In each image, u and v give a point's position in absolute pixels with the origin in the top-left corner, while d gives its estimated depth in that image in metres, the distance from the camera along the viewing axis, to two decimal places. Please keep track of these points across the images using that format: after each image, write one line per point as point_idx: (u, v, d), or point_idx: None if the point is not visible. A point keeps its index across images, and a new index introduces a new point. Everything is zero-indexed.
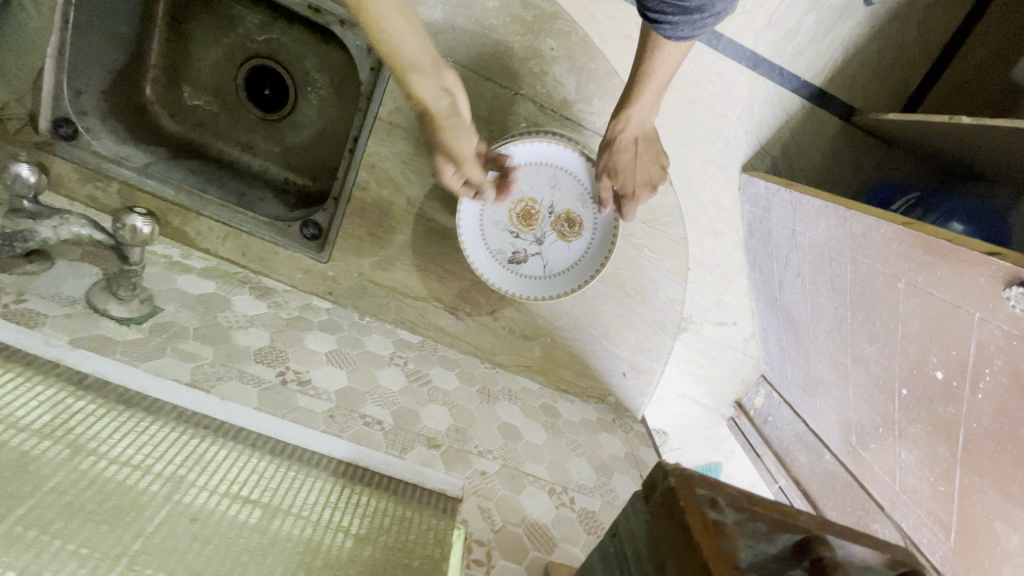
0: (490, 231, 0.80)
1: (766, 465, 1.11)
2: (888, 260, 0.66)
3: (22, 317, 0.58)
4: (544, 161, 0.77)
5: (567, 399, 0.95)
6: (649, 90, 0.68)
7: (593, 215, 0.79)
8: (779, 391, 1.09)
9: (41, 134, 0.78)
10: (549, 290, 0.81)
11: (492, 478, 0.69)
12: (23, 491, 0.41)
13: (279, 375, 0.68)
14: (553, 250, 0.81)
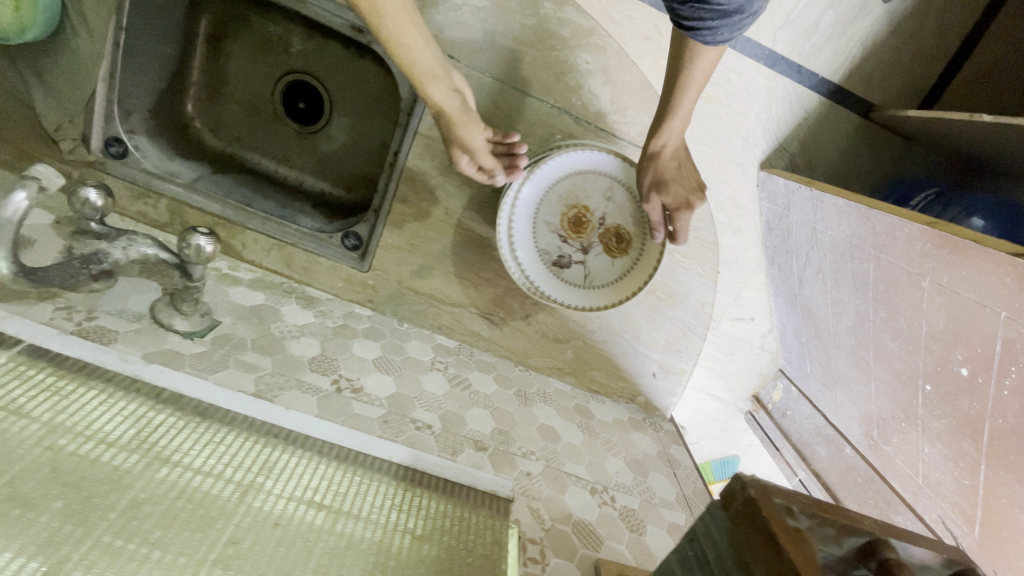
0: (540, 232, 0.83)
1: (785, 459, 1.11)
2: (912, 259, 0.71)
3: (96, 335, 0.61)
4: (604, 173, 0.81)
5: (598, 399, 0.97)
6: (688, 97, 0.71)
7: (641, 234, 0.83)
8: (797, 384, 1.08)
9: (93, 153, 0.81)
10: (588, 299, 0.84)
11: (537, 478, 0.73)
12: (120, 504, 0.45)
13: (333, 383, 0.72)
14: (597, 261, 0.85)
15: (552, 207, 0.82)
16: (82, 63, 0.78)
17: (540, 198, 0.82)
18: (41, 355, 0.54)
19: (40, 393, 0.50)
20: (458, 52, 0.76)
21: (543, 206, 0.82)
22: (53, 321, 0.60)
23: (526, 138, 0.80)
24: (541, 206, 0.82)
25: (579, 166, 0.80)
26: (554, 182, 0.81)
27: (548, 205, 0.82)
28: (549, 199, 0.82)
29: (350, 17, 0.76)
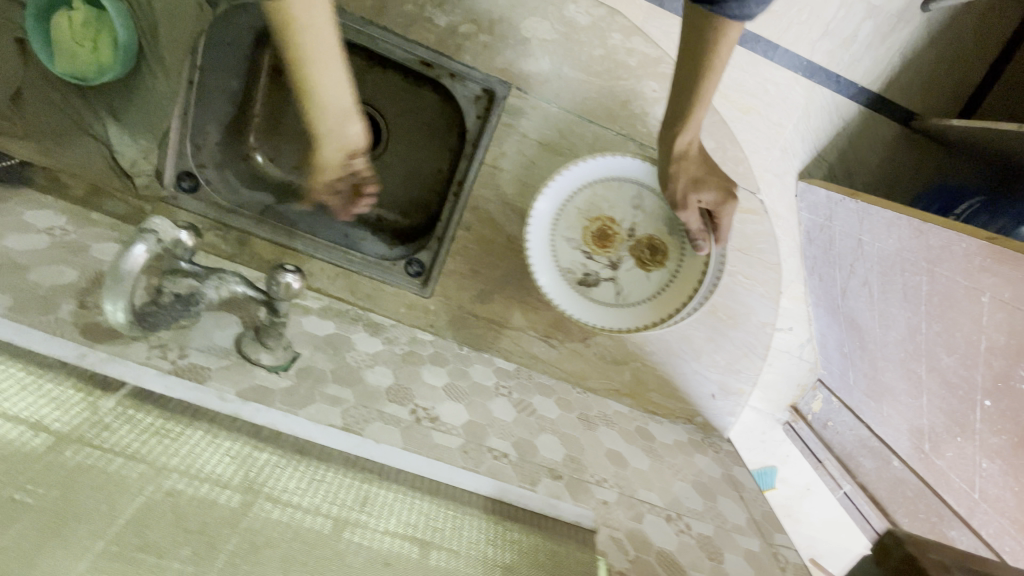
0: (561, 249, 0.81)
1: (829, 471, 1.08)
2: (971, 274, 0.74)
3: (192, 373, 0.62)
4: (629, 181, 0.81)
5: (657, 421, 0.97)
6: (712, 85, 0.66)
7: (676, 244, 0.81)
8: (839, 395, 1.04)
9: (166, 187, 0.84)
10: (624, 315, 0.81)
11: (614, 506, 0.73)
12: (232, 543, 0.47)
13: (412, 414, 0.73)
14: (630, 277, 0.82)
15: (571, 221, 0.81)
16: (159, 101, 0.81)
17: (559, 210, 0.80)
18: (145, 398, 0.57)
19: (152, 436, 0.53)
20: (525, 84, 0.77)
21: (563, 221, 0.81)
22: (150, 360, 0.61)
23: None
24: (558, 220, 0.80)
25: (600, 176, 0.79)
26: (572, 194, 0.80)
27: (568, 218, 0.81)
28: (569, 212, 0.81)
29: (421, 53, 0.75)
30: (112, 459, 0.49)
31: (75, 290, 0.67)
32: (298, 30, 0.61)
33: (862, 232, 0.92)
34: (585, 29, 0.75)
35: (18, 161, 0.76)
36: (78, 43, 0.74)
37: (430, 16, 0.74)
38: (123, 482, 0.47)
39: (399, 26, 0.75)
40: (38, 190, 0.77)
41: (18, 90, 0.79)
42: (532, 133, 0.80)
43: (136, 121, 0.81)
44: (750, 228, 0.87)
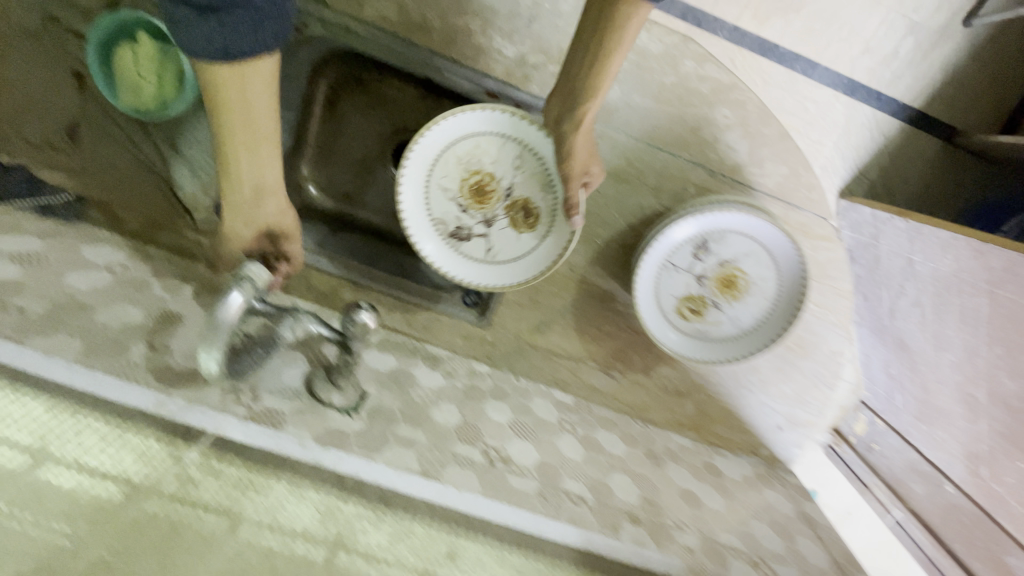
0: (435, 197, 0.79)
1: (875, 497, 0.96)
2: None
3: (268, 419, 0.61)
4: (510, 138, 0.77)
5: (721, 454, 0.93)
6: (619, 54, 0.65)
7: (548, 208, 0.79)
8: (884, 419, 0.94)
9: (222, 219, 0.81)
10: (490, 274, 0.79)
11: (695, 552, 0.74)
12: None
13: (484, 454, 0.70)
14: (502, 236, 0.80)
15: (449, 170, 0.78)
16: None
17: (434, 160, 0.77)
18: None
19: None
20: (592, 113, 0.76)
21: (440, 168, 0.78)
22: (226, 406, 0.60)
23: (658, 192, 0.79)
24: (435, 166, 0.78)
25: (486, 129, 0.76)
26: (455, 141, 0.77)
27: (446, 167, 0.78)
28: (445, 161, 0.78)
29: (489, 84, 0.75)
30: None
31: (143, 330, 0.64)
32: (223, 103, 0.53)
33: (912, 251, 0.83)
34: (656, 58, 0.74)
35: (72, 196, 0.76)
36: (141, 75, 0.71)
37: (499, 47, 0.74)
38: None
39: (467, 58, 0.74)
40: (92, 224, 0.77)
41: (76, 123, 0.78)
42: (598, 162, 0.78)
43: (196, 155, 0.80)
44: (824, 254, 0.84)
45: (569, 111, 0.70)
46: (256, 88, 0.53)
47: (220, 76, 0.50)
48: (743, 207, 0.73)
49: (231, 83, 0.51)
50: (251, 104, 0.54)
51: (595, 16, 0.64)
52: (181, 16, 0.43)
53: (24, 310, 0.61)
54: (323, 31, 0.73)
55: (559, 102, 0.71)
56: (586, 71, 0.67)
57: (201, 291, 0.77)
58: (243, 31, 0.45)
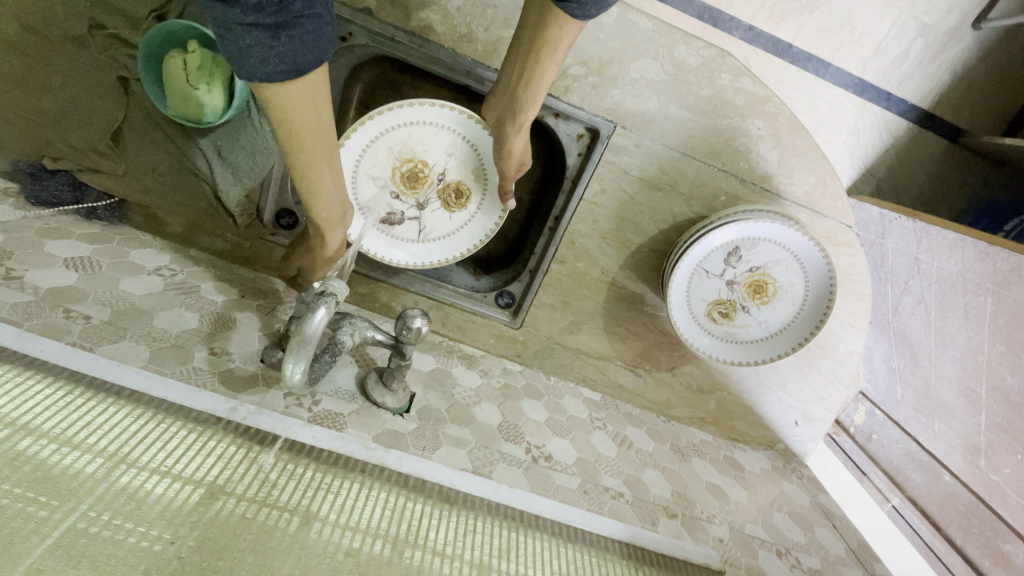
0: (366, 185, 0.80)
1: (874, 484, 0.98)
2: None
3: (328, 421, 0.65)
4: (444, 127, 0.79)
5: (740, 448, 0.99)
6: (553, 66, 0.66)
7: (480, 187, 0.83)
8: (882, 408, 0.98)
9: (265, 225, 0.84)
10: (427, 252, 0.84)
11: (729, 543, 0.78)
12: None
13: (528, 452, 0.74)
14: (435, 218, 0.84)
15: (379, 159, 0.79)
16: (265, 142, 0.80)
17: (366, 148, 0.78)
18: (301, 452, 0.58)
19: (315, 491, 0.54)
20: (630, 123, 0.78)
21: (371, 157, 0.78)
22: (289, 409, 0.64)
23: (689, 200, 0.82)
24: (365, 155, 0.78)
25: (419, 119, 0.77)
26: (384, 132, 0.77)
27: (377, 155, 0.79)
28: (377, 150, 0.79)
29: None
30: (285, 517, 0.50)
31: (201, 337, 0.69)
32: (296, 127, 0.53)
33: (919, 252, 0.88)
34: (694, 70, 0.76)
35: (116, 199, 0.79)
36: (191, 84, 0.71)
37: None
38: (303, 542, 0.48)
39: None
40: (136, 228, 0.80)
41: (119, 126, 0.78)
42: (633, 170, 0.81)
43: (238, 160, 0.80)
44: (846, 258, 0.88)
45: (510, 114, 0.71)
46: (319, 101, 0.53)
47: (285, 98, 0.49)
48: (778, 216, 0.77)
49: (300, 104, 0.51)
50: (320, 114, 0.54)
51: (533, 28, 0.64)
52: (251, 41, 0.42)
53: (89, 318, 0.64)
54: (367, 40, 0.74)
55: (502, 104, 0.73)
56: (522, 79, 0.68)
57: (246, 294, 0.79)
58: (307, 40, 0.45)
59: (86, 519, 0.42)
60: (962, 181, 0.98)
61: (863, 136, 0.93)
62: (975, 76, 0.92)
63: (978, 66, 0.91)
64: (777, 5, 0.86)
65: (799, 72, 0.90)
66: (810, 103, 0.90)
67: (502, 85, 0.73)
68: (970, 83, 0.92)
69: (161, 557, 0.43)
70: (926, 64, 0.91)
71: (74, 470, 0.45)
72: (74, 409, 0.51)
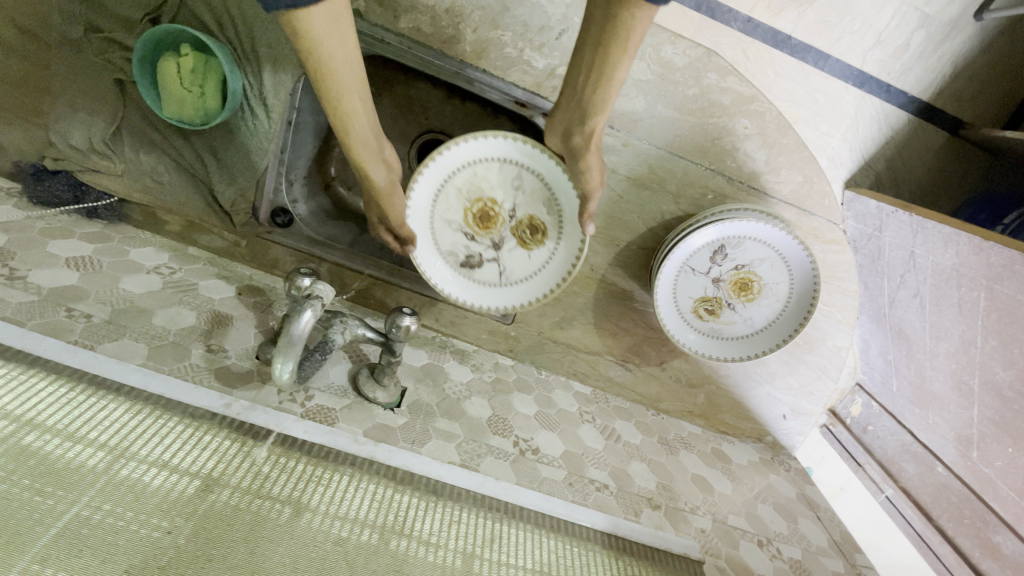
0: (442, 231, 0.82)
1: (867, 475, 1.00)
2: None
3: (320, 416, 0.67)
4: (507, 160, 0.80)
5: (729, 440, 1.01)
6: (625, 61, 0.65)
7: (553, 221, 0.82)
8: (880, 400, 0.99)
9: (261, 223, 0.86)
10: (507, 295, 0.83)
11: (711, 534, 0.80)
12: None
13: (515, 445, 0.77)
14: (513, 256, 0.83)
15: (451, 202, 0.81)
16: (259, 141, 0.80)
17: (437, 194, 0.80)
18: (293, 446, 0.60)
19: (306, 483, 0.57)
20: (617, 123, 0.79)
21: (443, 201, 0.81)
22: (282, 405, 0.67)
23: (677, 198, 0.83)
24: (437, 199, 0.81)
25: (482, 156, 0.79)
26: (452, 174, 0.80)
27: (449, 200, 0.81)
28: (449, 194, 0.81)
29: (517, 94, 0.78)
30: (276, 507, 0.53)
31: (199, 334, 0.71)
32: (324, 57, 0.58)
33: (914, 244, 0.82)
34: (681, 70, 0.76)
35: (115, 199, 0.79)
36: (186, 89, 0.73)
37: (529, 59, 0.76)
38: (294, 531, 0.51)
39: (497, 69, 0.77)
40: (136, 226, 0.80)
41: (118, 127, 0.80)
42: (622, 169, 0.82)
43: (233, 161, 0.81)
44: (833, 257, 0.92)
45: (580, 123, 0.71)
46: (344, 29, 0.58)
47: (314, 23, 0.54)
48: (763, 215, 0.79)
49: (328, 30, 0.56)
50: (346, 43, 0.59)
51: (600, 28, 0.64)
52: None
53: (90, 317, 0.67)
54: (356, 41, 0.76)
55: (569, 116, 0.73)
56: (593, 84, 0.68)
57: (243, 291, 0.81)
58: None
59: (88, 509, 0.45)
60: (962, 174, 0.97)
61: (862, 129, 0.92)
62: (976, 68, 0.90)
63: (980, 58, 0.90)
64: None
65: (798, 63, 0.87)
66: (809, 96, 0.89)
67: (565, 100, 0.73)
68: (971, 76, 0.91)
69: (158, 546, 0.45)
70: (927, 56, 0.88)
71: (77, 462, 0.48)
72: (76, 404, 0.54)
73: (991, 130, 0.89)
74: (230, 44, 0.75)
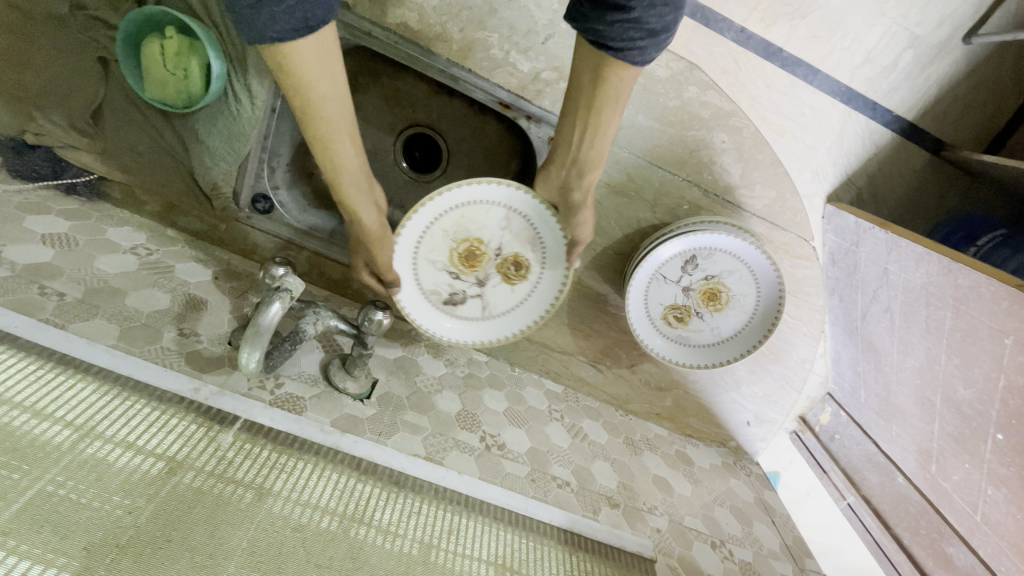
0: (428, 272, 0.82)
1: (833, 482, 1.05)
2: (996, 317, 0.70)
3: (289, 404, 0.68)
4: (496, 203, 0.80)
5: (693, 444, 1.04)
6: (615, 117, 0.67)
7: (539, 256, 0.83)
8: (848, 410, 1.03)
9: (241, 208, 0.85)
10: (493, 327, 0.86)
11: (667, 534, 0.83)
12: None
13: (482, 440, 0.79)
14: (497, 291, 0.85)
15: (437, 244, 0.82)
16: (241, 126, 0.80)
17: (423, 236, 0.81)
18: (259, 433, 0.62)
19: (269, 470, 0.58)
20: None
21: (428, 242, 0.81)
22: (251, 392, 0.67)
23: (654, 206, 0.85)
24: (423, 242, 0.81)
25: (470, 200, 0.79)
26: (439, 216, 0.80)
27: (434, 241, 0.82)
28: (435, 235, 0.81)
29: (501, 95, 0.79)
30: (238, 491, 0.54)
31: (173, 317, 0.72)
32: (310, 94, 0.55)
33: (889, 261, 0.85)
34: (664, 81, 0.78)
35: (94, 177, 0.80)
36: (169, 71, 0.72)
37: (515, 61, 0.77)
38: (254, 516, 0.53)
39: (483, 69, 0.78)
40: (113, 204, 0.81)
41: (98, 105, 0.80)
42: (601, 175, 0.83)
43: (214, 144, 0.81)
44: (801, 271, 0.93)
45: (575, 179, 0.73)
46: (332, 68, 0.55)
47: (301, 62, 0.52)
48: (734, 230, 0.81)
49: (317, 68, 0.53)
50: (334, 81, 0.56)
51: (587, 91, 0.65)
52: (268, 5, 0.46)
53: (63, 295, 0.67)
54: (344, 32, 0.76)
55: (563, 173, 0.75)
56: (585, 143, 0.70)
57: (220, 276, 0.81)
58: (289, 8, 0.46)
59: (52, 484, 0.46)
60: (940, 195, 1.00)
61: (845, 145, 0.94)
62: (960, 92, 0.93)
63: (965, 82, 0.92)
64: (770, 8, 0.84)
65: (787, 76, 0.88)
66: (797, 109, 0.90)
67: (556, 155, 0.75)
68: (955, 99, 0.93)
69: (118, 525, 0.46)
70: (914, 76, 0.91)
71: (43, 439, 0.49)
72: (43, 382, 0.54)
73: (971, 153, 0.91)
74: (214, 27, 0.75)
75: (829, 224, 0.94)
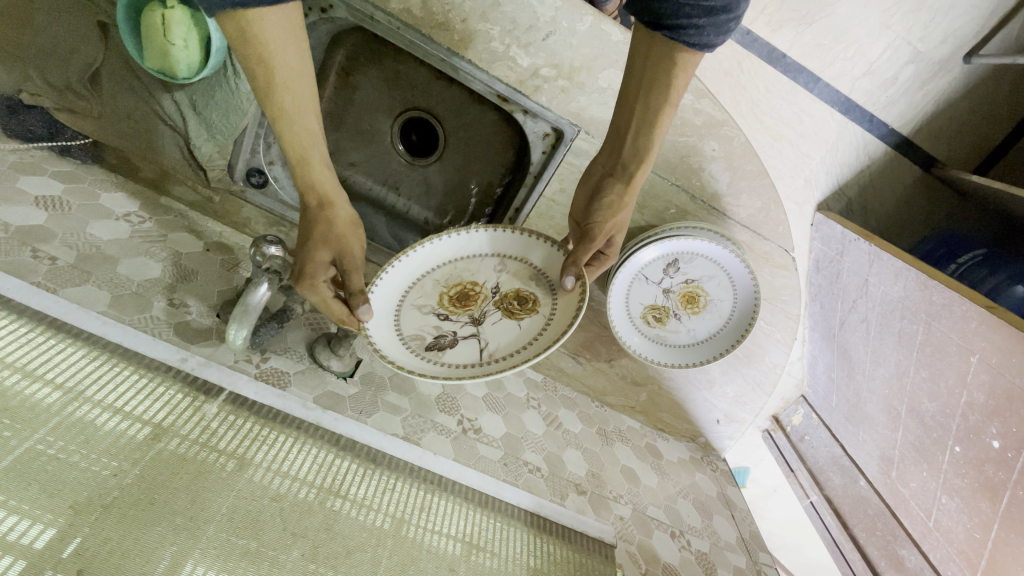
0: (409, 315, 0.76)
1: (798, 480, 1.10)
2: (965, 335, 0.72)
3: (274, 378, 0.71)
4: (487, 252, 0.81)
5: (664, 437, 1.07)
6: (668, 109, 0.65)
7: (545, 289, 0.79)
8: (820, 413, 1.07)
9: (237, 182, 0.86)
10: (493, 367, 0.72)
11: (629, 522, 0.87)
12: (341, 552, 0.56)
13: (459, 424, 0.82)
14: (496, 330, 0.77)
15: (425, 290, 0.79)
16: (238, 102, 0.80)
17: (412, 282, 0.78)
18: (243, 405, 0.64)
19: (251, 441, 0.60)
20: (593, 129, 0.82)
21: (417, 289, 0.79)
22: (237, 364, 0.70)
23: (642, 208, 0.87)
24: (411, 289, 0.78)
25: (461, 250, 0.81)
26: (428, 269, 0.80)
27: (423, 289, 0.79)
28: (424, 283, 0.79)
29: (500, 88, 0.80)
30: (220, 460, 0.57)
31: (163, 286, 0.73)
32: (275, 69, 0.52)
33: (869, 273, 0.88)
34: None
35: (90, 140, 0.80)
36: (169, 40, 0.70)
37: (514, 55, 0.78)
38: (235, 484, 0.55)
39: (482, 61, 0.78)
40: (109, 169, 0.81)
41: (97, 69, 0.78)
42: None
43: (212, 117, 0.81)
44: (780, 279, 0.95)
45: (621, 168, 0.72)
46: (298, 39, 0.53)
47: (265, 32, 0.49)
48: (721, 238, 0.85)
49: (281, 36, 0.51)
50: (297, 54, 0.53)
51: (640, 79, 0.65)
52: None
53: (55, 260, 0.68)
54: (347, 14, 0.76)
55: (609, 162, 0.75)
56: (634, 131, 0.69)
57: (211, 248, 0.82)
58: None
59: (41, 444, 0.48)
60: (926, 210, 1.03)
61: (840, 155, 0.96)
62: (957, 110, 0.95)
63: (962, 101, 0.95)
64: (776, 14, 0.89)
65: (789, 82, 0.92)
66: (795, 116, 0.93)
67: (607, 141, 0.75)
68: (951, 117, 0.96)
69: (103, 485, 0.49)
70: (913, 92, 0.94)
71: (33, 401, 0.51)
72: (34, 345, 0.56)
73: (961, 172, 0.94)
74: None
75: (817, 233, 0.97)
